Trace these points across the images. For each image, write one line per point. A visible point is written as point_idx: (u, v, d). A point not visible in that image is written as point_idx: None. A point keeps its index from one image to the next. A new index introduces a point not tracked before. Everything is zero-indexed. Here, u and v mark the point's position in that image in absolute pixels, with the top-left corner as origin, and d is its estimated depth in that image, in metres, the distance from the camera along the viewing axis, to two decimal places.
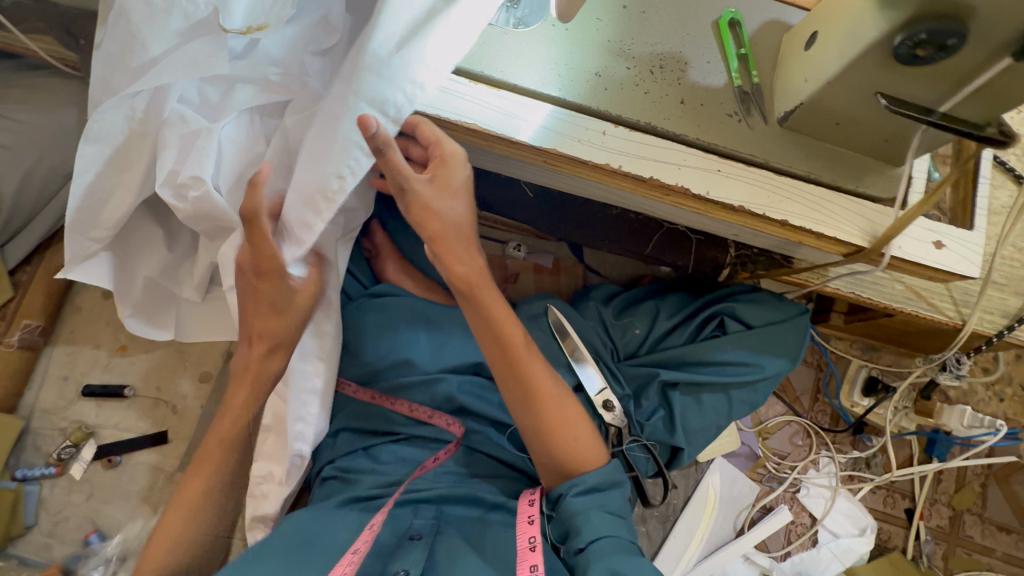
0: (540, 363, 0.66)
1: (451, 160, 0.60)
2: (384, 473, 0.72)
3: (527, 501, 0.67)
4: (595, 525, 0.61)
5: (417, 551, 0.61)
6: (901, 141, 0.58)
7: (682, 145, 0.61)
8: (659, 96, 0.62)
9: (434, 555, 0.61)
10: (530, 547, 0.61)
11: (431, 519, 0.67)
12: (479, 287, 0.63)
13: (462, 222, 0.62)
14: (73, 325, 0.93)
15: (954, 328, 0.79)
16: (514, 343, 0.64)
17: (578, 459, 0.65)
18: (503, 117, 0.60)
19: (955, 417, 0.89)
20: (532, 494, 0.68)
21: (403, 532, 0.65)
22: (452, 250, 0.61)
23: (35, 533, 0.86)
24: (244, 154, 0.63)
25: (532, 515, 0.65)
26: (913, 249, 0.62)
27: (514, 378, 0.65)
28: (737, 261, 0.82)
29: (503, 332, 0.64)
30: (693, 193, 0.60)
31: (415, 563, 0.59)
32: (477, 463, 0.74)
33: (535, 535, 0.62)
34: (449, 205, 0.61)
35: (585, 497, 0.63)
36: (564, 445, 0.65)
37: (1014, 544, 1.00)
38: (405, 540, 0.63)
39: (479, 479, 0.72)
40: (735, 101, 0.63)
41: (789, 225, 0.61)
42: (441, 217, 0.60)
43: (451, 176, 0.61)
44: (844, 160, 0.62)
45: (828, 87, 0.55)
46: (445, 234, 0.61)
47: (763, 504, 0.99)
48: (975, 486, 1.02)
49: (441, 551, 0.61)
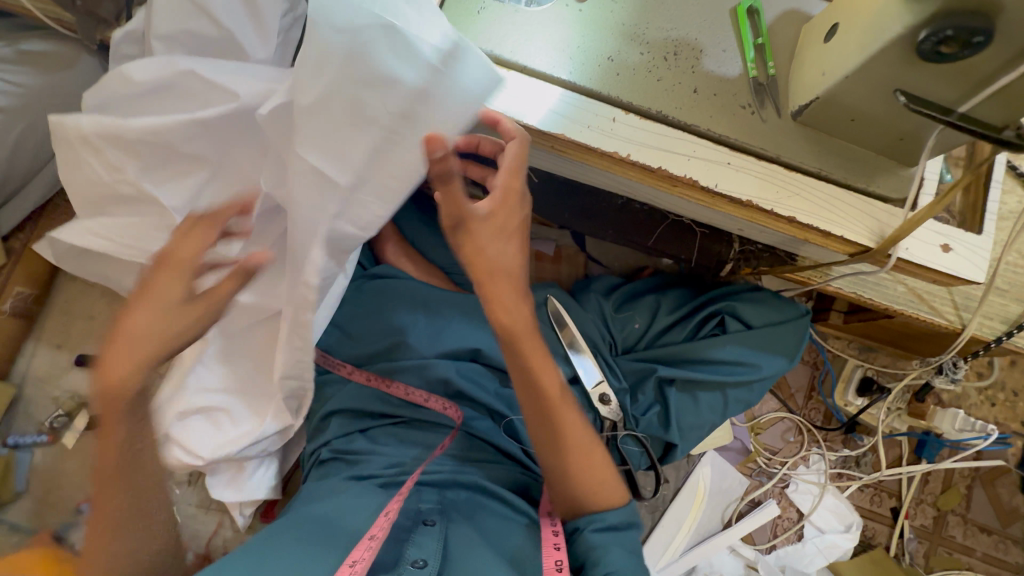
0: (574, 411, 0.63)
1: (512, 198, 0.56)
2: (385, 455, 0.72)
3: (551, 529, 0.65)
4: (616, 560, 0.59)
5: (431, 539, 0.61)
6: (916, 140, 0.57)
7: (692, 136, 0.60)
8: (672, 84, 0.61)
9: (449, 545, 0.61)
10: (558, 567, 0.59)
11: (436, 503, 0.67)
12: (522, 337, 0.58)
13: (515, 267, 0.57)
14: (67, 294, 0.92)
15: (953, 332, 0.79)
16: (544, 385, 0.60)
17: (595, 496, 0.63)
18: (511, 99, 0.59)
19: (947, 420, 0.91)
20: (554, 524, 0.66)
21: (415, 516, 0.65)
22: (503, 293, 0.56)
23: (27, 500, 0.88)
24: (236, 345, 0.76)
25: (558, 542, 0.63)
26: (920, 251, 0.61)
27: (541, 421, 0.61)
28: (740, 256, 0.81)
29: (534, 370, 0.60)
30: (703, 185, 0.59)
31: (432, 553, 0.59)
32: (476, 448, 0.74)
33: (562, 559, 0.60)
34: (506, 244, 0.56)
35: (604, 533, 0.61)
36: (586, 490, 0.62)
37: (995, 545, 1.02)
38: (418, 525, 0.63)
39: (477, 463, 0.72)
40: (749, 93, 0.61)
41: (798, 223, 0.60)
42: (494, 256, 0.56)
43: (509, 217, 0.56)
44: (856, 158, 0.61)
45: (846, 82, 0.53)
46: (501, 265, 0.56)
47: (751, 497, 1.00)
48: (961, 487, 1.03)
49: (455, 543, 0.62)
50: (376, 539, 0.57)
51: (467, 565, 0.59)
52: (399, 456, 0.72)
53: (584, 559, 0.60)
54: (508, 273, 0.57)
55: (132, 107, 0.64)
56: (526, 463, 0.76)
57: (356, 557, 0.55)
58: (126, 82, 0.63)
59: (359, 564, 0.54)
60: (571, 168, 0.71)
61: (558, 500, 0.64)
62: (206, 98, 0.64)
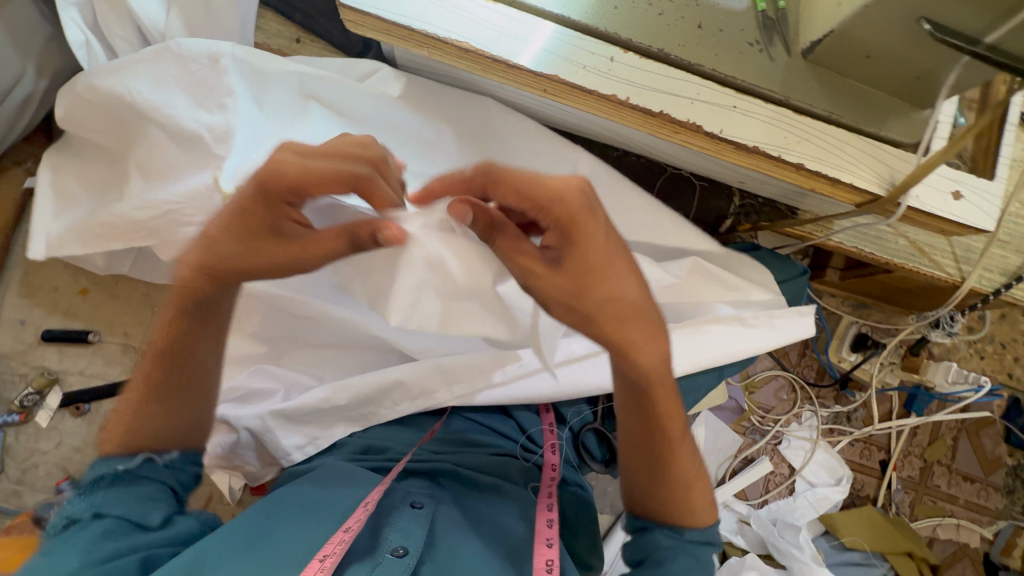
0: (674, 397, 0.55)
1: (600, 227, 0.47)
2: (371, 440, 0.70)
3: (545, 522, 0.61)
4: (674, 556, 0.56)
5: (415, 524, 0.57)
6: (933, 80, 0.53)
7: (696, 76, 0.56)
8: (674, 20, 0.56)
9: (434, 531, 0.58)
10: (549, 568, 0.55)
11: (427, 490, 0.64)
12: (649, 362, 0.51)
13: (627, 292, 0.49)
14: (26, 266, 0.86)
15: (952, 286, 0.77)
16: (650, 371, 0.52)
17: (677, 514, 0.57)
18: (502, 37, 0.53)
19: (940, 373, 0.92)
20: (550, 514, 0.62)
21: (402, 500, 0.62)
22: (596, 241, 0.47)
23: (3, 480, 0.84)
24: (304, 403, 0.70)
25: (550, 538, 0.58)
26: (930, 199, 0.58)
27: (643, 432, 0.56)
28: (740, 210, 0.78)
29: (604, 315, 0.49)
30: (706, 131, 0.55)
31: (414, 541, 0.55)
32: (465, 429, 0.72)
33: (553, 559, 0.56)
34: (636, 328, 0.50)
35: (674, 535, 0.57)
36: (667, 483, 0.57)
37: (976, 492, 1.04)
38: (405, 507, 0.60)
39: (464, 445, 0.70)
40: (757, 29, 0.57)
41: (805, 171, 0.57)
42: (545, 303, 0.49)
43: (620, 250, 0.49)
44: (867, 100, 0.57)
45: (863, 14, 0.49)
46: (611, 325, 0.49)
47: (744, 456, 1.00)
48: (947, 438, 1.05)
49: (441, 528, 0.59)
50: (349, 531, 0.54)
51: (447, 552, 0.56)
52: (386, 442, 0.70)
53: (646, 553, 0.57)
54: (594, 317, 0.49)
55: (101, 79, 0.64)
56: (525, 445, 0.72)
57: (327, 551, 0.52)
58: (125, 59, 0.63)
59: (330, 559, 0.51)
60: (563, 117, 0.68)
61: (627, 449, 0.58)
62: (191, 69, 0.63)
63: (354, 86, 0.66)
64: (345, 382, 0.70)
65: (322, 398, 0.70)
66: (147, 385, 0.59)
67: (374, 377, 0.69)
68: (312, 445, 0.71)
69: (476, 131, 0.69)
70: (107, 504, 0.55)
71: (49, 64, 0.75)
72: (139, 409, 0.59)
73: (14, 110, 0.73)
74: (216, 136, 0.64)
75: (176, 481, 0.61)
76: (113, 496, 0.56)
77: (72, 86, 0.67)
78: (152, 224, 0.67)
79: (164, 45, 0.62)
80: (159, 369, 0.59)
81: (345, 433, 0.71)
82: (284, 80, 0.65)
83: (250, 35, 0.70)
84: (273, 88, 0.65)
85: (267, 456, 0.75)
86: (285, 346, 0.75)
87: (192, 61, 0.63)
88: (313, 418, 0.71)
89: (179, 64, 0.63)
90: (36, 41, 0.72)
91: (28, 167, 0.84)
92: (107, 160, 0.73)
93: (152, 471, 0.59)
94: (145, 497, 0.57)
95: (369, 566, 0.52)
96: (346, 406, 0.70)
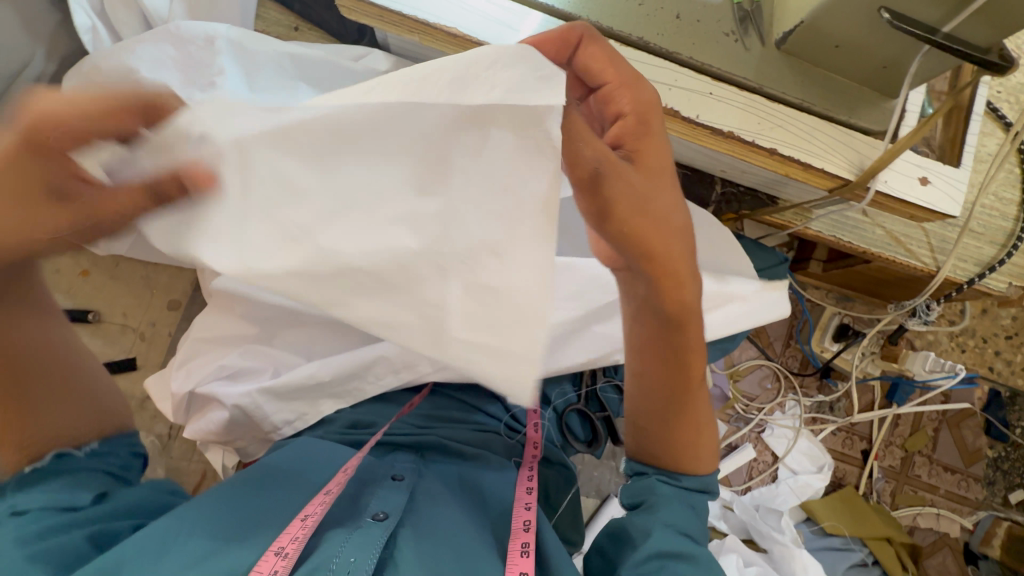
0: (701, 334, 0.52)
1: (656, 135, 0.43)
2: (356, 417, 0.72)
3: (525, 488, 0.61)
4: (671, 508, 0.53)
5: (397, 493, 0.58)
6: (898, 68, 0.55)
7: (674, 64, 0.58)
8: (655, 9, 0.58)
9: (415, 499, 0.59)
10: (525, 527, 0.57)
11: (411, 464, 0.65)
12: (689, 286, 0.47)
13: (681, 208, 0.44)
14: None
15: (928, 275, 0.80)
16: (687, 291, 0.47)
17: (674, 456, 0.56)
18: (489, 23, 0.56)
19: (919, 361, 0.94)
20: (530, 480, 0.62)
21: (383, 473, 0.63)
22: (654, 146, 0.43)
23: None
24: (294, 380, 0.71)
25: (530, 501, 0.59)
26: (898, 184, 0.61)
27: (661, 361, 0.53)
28: (721, 199, 0.81)
29: (663, 228, 0.42)
30: (683, 115, 0.58)
31: (394, 506, 0.56)
32: (446, 408, 0.74)
33: (530, 518, 0.57)
34: (689, 250, 0.45)
35: (671, 485, 0.55)
36: (680, 425, 0.55)
37: (957, 483, 1.06)
38: (386, 479, 0.61)
39: (446, 420, 0.72)
40: (733, 20, 0.60)
41: (778, 156, 0.60)
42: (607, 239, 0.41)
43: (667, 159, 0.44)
44: (839, 89, 0.60)
45: (831, 5, 0.52)
46: (665, 240, 0.42)
47: (728, 443, 1.02)
48: (928, 429, 1.07)
49: (422, 497, 0.60)
50: (330, 494, 0.54)
51: (428, 517, 0.57)
52: (372, 418, 0.71)
53: (639, 498, 0.56)
54: (622, 208, 0.39)
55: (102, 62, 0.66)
56: (510, 424, 0.74)
57: (308, 511, 0.53)
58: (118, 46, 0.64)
59: (311, 518, 0.52)
60: None
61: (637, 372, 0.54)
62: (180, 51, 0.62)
63: (351, 66, 0.69)
64: (331, 359, 0.72)
65: (310, 374, 0.71)
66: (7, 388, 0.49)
67: (359, 353, 0.71)
68: (300, 421, 0.73)
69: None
70: (25, 500, 0.49)
71: (57, 48, 0.78)
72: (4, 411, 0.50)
73: None
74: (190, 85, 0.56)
75: (112, 466, 0.55)
76: (31, 494, 0.49)
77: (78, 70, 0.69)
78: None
79: (166, 27, 0.62)
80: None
81: (332, 410, 0.73)
82: (275, 62, 0.66)
83: (249, 22, 0.73)
84: (263, 69, 0.65)
85: (256, 433, 0.76)
86: (276, 327, 0.75)
87: (190, 43, 0.62)
88: (303, 397, 0.73)
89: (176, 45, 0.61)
90: (46, 25, 0.76)
91: None
92: None
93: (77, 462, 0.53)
94: (76, 483, 0.51)
95: (350, 529, 0.53)
96: (334, 381, 0.71)
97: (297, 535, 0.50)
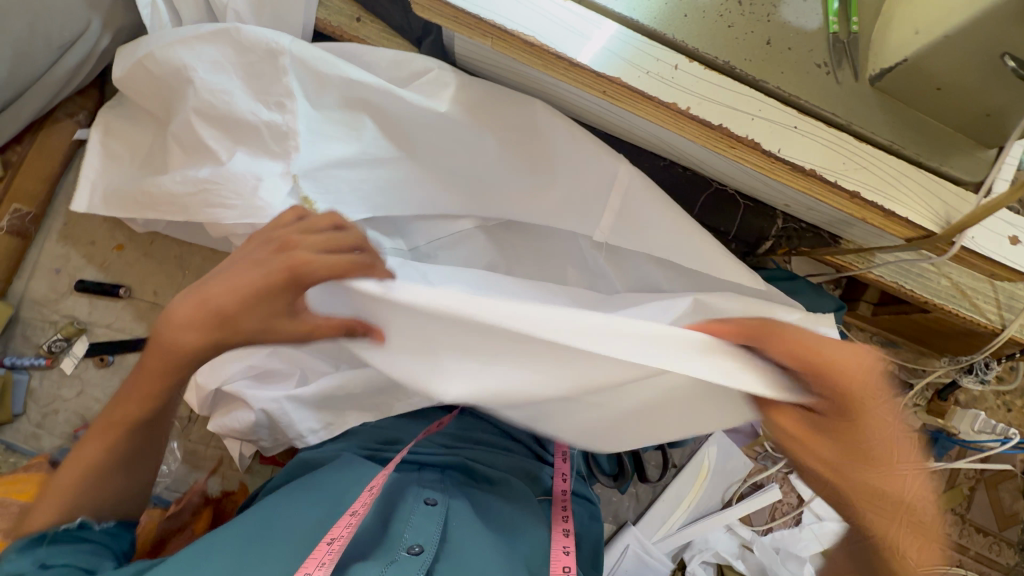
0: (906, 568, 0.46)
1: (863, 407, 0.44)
2: (385, 431, 0.70)
3: (561, 531, 0.60)
4: None
5: (431, 522, 0.57)
6: (1002, 119, 0.51)
7: (758, 92, 0.55)
8: (744, 33, 0.55)
9: (448, 530, 0.57)
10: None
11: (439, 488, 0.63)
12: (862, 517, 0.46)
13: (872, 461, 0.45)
14: (65, 217, 0.88)
15: (991, 332, 0.75)
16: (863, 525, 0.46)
17: None
18: (568, 34, 0.53)
19: (967, 420, 0.91)
20: (567, 523, 0.61)
21: (415, 495, 0.61)
22: (870, 411, 0.44)
23: (24, 422, 0.85)
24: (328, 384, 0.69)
25: (568, 544, 0.58)
26: (986, 241, 0.57)
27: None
28: (781, 234, 0.77)
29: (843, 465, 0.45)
30: (764, 148, 0.54)
31: (429, 540, 0.54)
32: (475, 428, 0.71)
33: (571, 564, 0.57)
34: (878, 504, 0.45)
35: None
36: None
37: (988, 546, 1.02)
38: (418, 503, 0.59)
39: (473, 442, 0.70)
40: (827, 50, 0.56)
41: (859, 200, 0.56)
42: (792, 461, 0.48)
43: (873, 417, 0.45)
44: (931, 133, 0.56)
45: (941, 45, 0.48)
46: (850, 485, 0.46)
47: (754, 481, 0.98)
48: (964, 488, 1.02)
49: (456, 524, 0.58)
50: (357, 516, 0.52)
51: (460, 547, 0.55)
52: (398, 434, 0.69)
53: None
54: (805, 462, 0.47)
55: (160, 47, 0.66)
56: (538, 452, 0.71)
57: (335, 534, 0.51)
58: (182, 35, 0.65)
59: (337, 543, 0.50)
60: (611, 120, 0.68)
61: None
62: (237, 42, 0.64)
63: (404, 91, 0.67)
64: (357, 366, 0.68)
65: (333, 382, 0.68)
66: (99, 457, 0.56)
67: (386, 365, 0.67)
68: (325, 430, 0.71)
69: (522, 128, 0.70)
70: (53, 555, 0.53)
71: (114, 21, 0.77)
72: (81, 468, 0.57)
73: (75, 64, 0.77)
74: (276, 132, 0.65)
75: (117, 546, 0.58)
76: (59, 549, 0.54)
77: (134, 49, 0.68)
78: (183, 196, 0.65)
79: (225, 27, 0.64)
80: (121, 414, 0.56)
81: (357, 423, 0.70)
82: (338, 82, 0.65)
83: (312, 10, 0.70)
84: (326, 87, 0.66)
85: (279, 435, 0.74)
86: None
87: (251, 47, 0.64)
88: (330, 406, 0.70)
89: (238, 49, 0.64)
90: None
91: (79, 119, 0.86)
92: (154, 125, 0.75)
93: (90, 534, 0.57)
94: (89, 552, 0.55)
95: (383, 564, 0.51)
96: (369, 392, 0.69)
97: (323, 562, 0.48)
